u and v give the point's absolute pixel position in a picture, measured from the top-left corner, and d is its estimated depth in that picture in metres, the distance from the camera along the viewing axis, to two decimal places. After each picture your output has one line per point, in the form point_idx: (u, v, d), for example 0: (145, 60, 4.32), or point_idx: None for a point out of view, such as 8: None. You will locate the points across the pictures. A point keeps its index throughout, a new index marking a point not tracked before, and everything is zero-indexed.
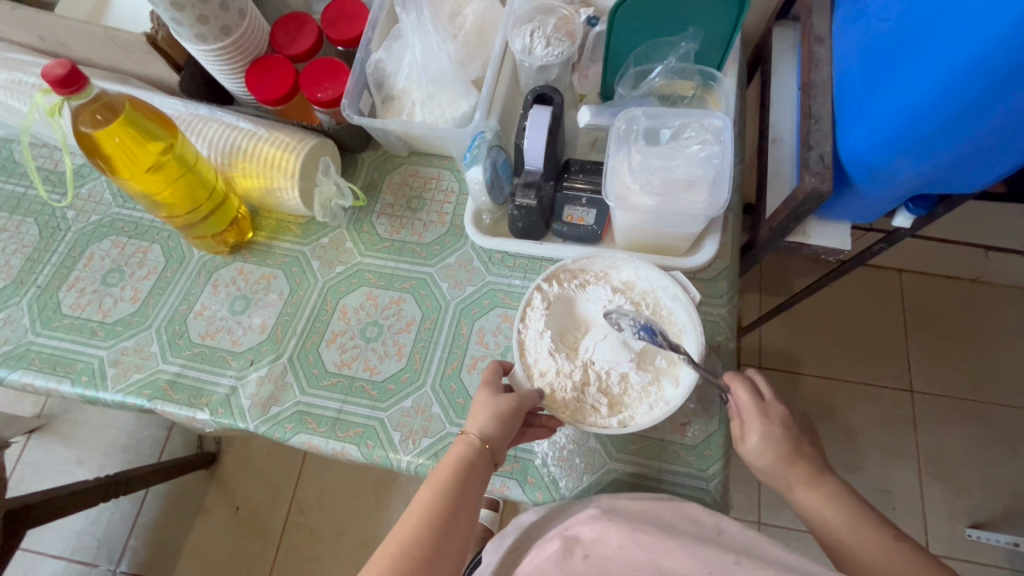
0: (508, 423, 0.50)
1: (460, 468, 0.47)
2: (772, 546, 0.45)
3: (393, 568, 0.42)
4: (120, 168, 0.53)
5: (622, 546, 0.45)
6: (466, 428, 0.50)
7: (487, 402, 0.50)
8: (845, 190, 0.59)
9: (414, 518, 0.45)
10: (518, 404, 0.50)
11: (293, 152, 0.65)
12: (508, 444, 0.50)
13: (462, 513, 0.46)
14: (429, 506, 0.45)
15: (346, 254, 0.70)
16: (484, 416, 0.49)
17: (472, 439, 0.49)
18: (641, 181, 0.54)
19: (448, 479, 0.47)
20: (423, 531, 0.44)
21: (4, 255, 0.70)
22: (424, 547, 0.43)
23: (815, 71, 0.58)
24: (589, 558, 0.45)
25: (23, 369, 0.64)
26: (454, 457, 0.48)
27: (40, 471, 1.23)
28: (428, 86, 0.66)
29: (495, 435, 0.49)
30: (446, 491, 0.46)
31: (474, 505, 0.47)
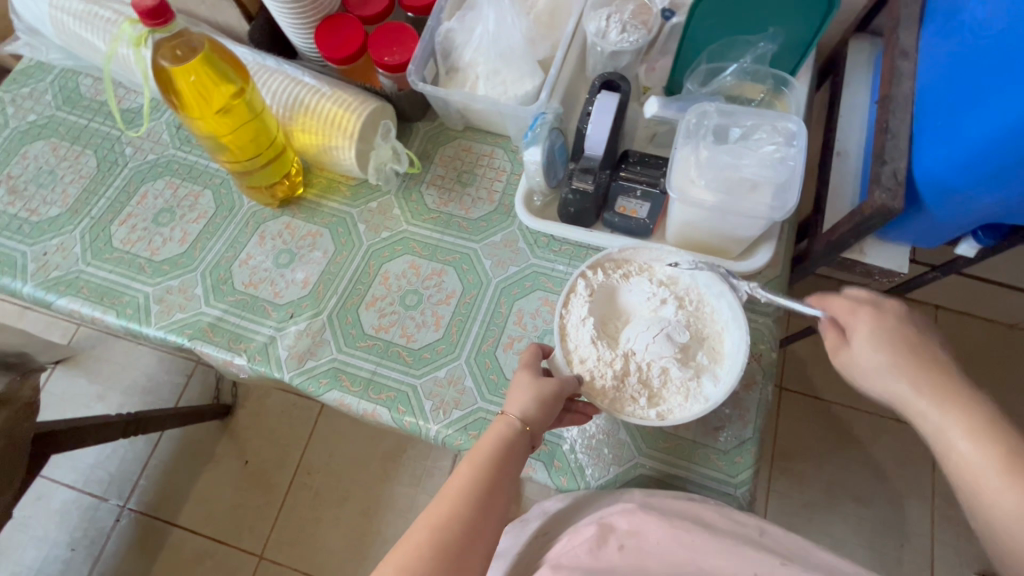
0: (550, 406, 0.49)
1: (501, 447, 0.46)
2: (806, 558, 0.44)
3: (431, 542, 0.41)
4: (191, 107, 0.54)
5: (661, 541, 0.45)
6: (507, 408, 0.49)
7: (529, 384, 0.50)
8: (915, 211, 0.57)
9: (452, 493, 0.44)
10: (561, 388, 0.50)
11: (355, 113, 0.65)
12: (547, 428, 0.49)
13: (501, 492, 0.44)
14: (468, 483, 0.44)
15: (393, 220, 0.70)
16: (526, 397, 0.49)
17: (513, 420, 0.48)
18: (707, 176, 0.53)
19: (488, 456, 0.45)
20: (462, 506, 0.43)
21: (62, 184, 0.72)
22: (463, 524, 0.42)
23: (897, 85, 0.56)
24: (625, 548, 0.45)
25: (71, 296, 0.65)
26: (494, 436, 0.47)
27: (62, 401, 1.26)
28: (494, 60, 0.65)
29: (537, 417, 0.48)
30: (487, 469, 0.45)
31: (512, 486, 0.46)
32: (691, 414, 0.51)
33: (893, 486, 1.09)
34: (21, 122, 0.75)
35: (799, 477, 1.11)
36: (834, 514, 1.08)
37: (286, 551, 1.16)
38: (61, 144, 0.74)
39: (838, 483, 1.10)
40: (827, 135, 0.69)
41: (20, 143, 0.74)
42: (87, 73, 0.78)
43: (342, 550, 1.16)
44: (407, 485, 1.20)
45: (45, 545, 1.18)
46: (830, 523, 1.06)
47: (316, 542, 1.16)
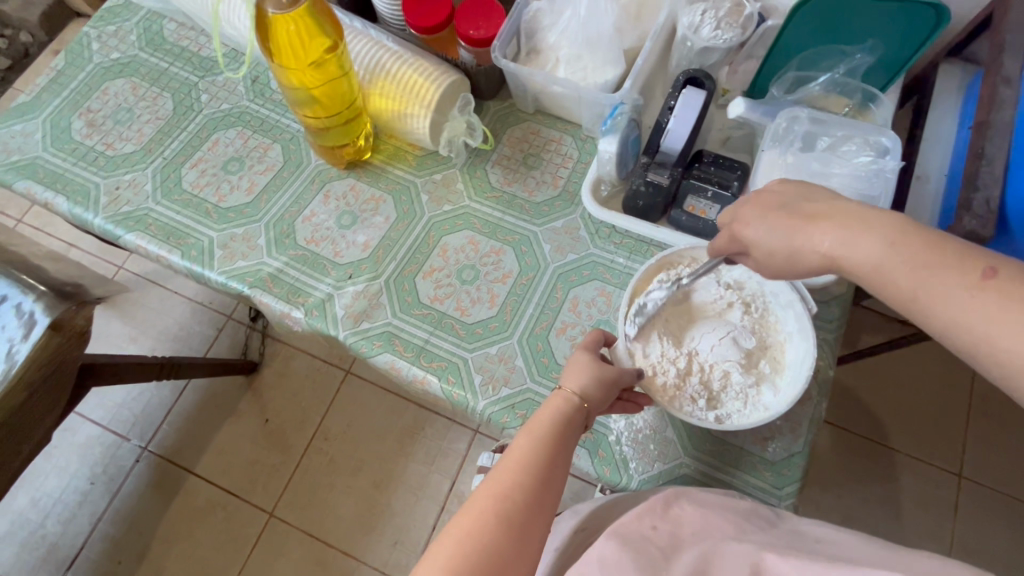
0: (607, 389, 0.49)
1: (561, 422, 0.45)
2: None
3: (496, 511, 0.39)
4: (283, 55, 0.54)
5: (701, 524, 0.45)
6: (564, 383, 0.48)
7: (588, 364, 0.49)
8: (1002, 242, 0.56)
9: (514, 464, 0.42)
10: (619, 375, 0.50)
11: (435, 83, 0.65)
12: (602, 409, 0.49)
13: (560, 467, 0.43)
14: (531, 454, 0.42)
15: (455, 194, 0.70)
16: (586, 375, 0.48)
17: (571, 395, 0.47)
18: (793, 182, 0.52)
19: (548, 428, 0.44)
20: (525, 477, 0.41)
21: (138, 122, 0.73)
22: (526, 494, 0.40)
23: (997, 111, 0.54)
24: (659, 528, 0.45)
25: (139, 232, 0.66)
26: (553, 410, 0.46)
27: (98, 339, 1.29)
28: (579, 46, 0.65)
29: (596, 396, 0.47)
30: (548, 441, 0.43)
31: (570, 462, 0.44)
32: (751, 421, 0.51)
33: (914, 526, 1.07)
34: (104, 58, 0.77)
35: (817, 504, 1.09)
36: None
37: (298, 512, 1.17)
38: (140, 84, 0.76)
39: (857, 515, 1.08)
40: (907, 158, 0.68)
41: (102, 78, 0.76)
42: (172, 18, 0.79)
43: (352, 518, 1.17)
44: (421, 462, 1.20)
45: (67, 475, 1.21)
46: None
47: (327, 507, 1.18)
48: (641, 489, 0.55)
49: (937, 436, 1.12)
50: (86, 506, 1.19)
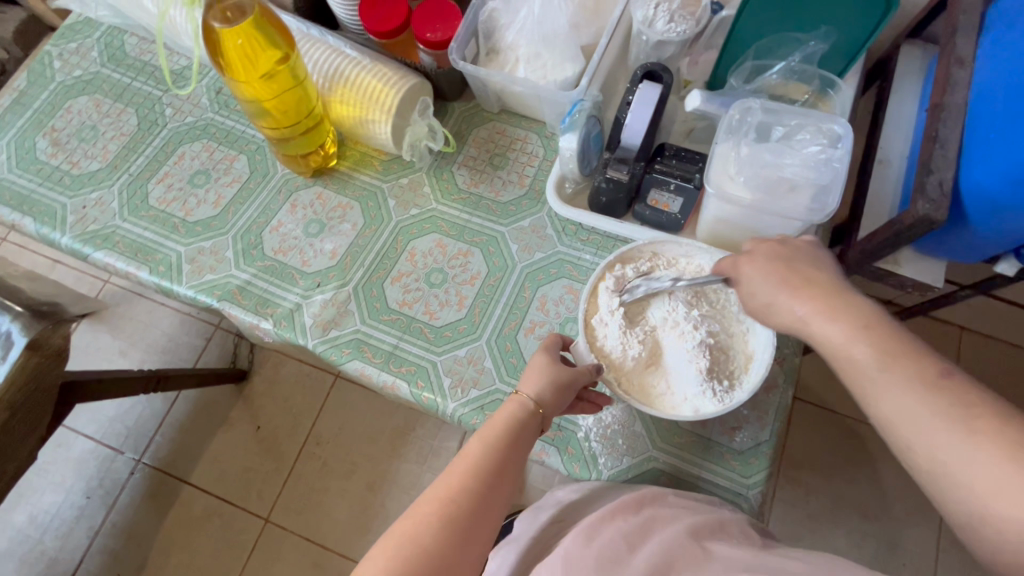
0: (564, 392, 0.50)
1: (512, 427, 0.47)
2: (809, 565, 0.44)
3: (440, 513, 0.41)
4: (236, 69, 0.54)
5: (663, 522, 0.45)
6: (520, 389, 0.50)
7: (545, 367, 0.50)
8: (956, 226, 0.56)
9: (462, 469, 0.44)
10: (576, 377, 0.50)
11: (394, 87, 0.65)
12: (558, 413, 0.50)
13: (510, 471, 0.45)
14: (481, 459, 0.44)
15: (423, 198, 0.70)
16: (541, 380, 0.49)
17: (526, 400, 0.48)
18: (747, 173, 0.52)
19: (500, 434, 0.46)
20: (473, 481, 0.43)
21: (103, 139, 0.73)
22: (472, 499, 0.42)
23: (951, 92, 0.54)
24: (627, 528, 0.46)
25: (107, 250, 0.66)
26: (507, 415, 0.47)
27: (86, 354, 1.30)
28: (537, 44, 0.65)
29: (550, 401, 0.49)
30: (498, 447, 0.45)
31: (521, 466, 0.46)
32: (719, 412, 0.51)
33: (902, 504, 1.07)
34: (67, 76, 0.77)
35: (806, 486, 1.10)
36: (838, 526, 1.06)
37: (292, 517, 1.18)
38: (104, 100, 0.75)
39: (846, 496, 1.08)
40: (869, 141, 0.68)
41: (65, 96, 0.76)
42: (132, 32, 0.79)
43: (346, 521, 1.18)
44: (413, 462, 1.21)
45: (62, 490, 1.22)
46: (834, 536, 1.06)
47: (322, 510, 1.19)
48: (611, 483, 0.55)
49: None
50: (82, 520, 1.20)
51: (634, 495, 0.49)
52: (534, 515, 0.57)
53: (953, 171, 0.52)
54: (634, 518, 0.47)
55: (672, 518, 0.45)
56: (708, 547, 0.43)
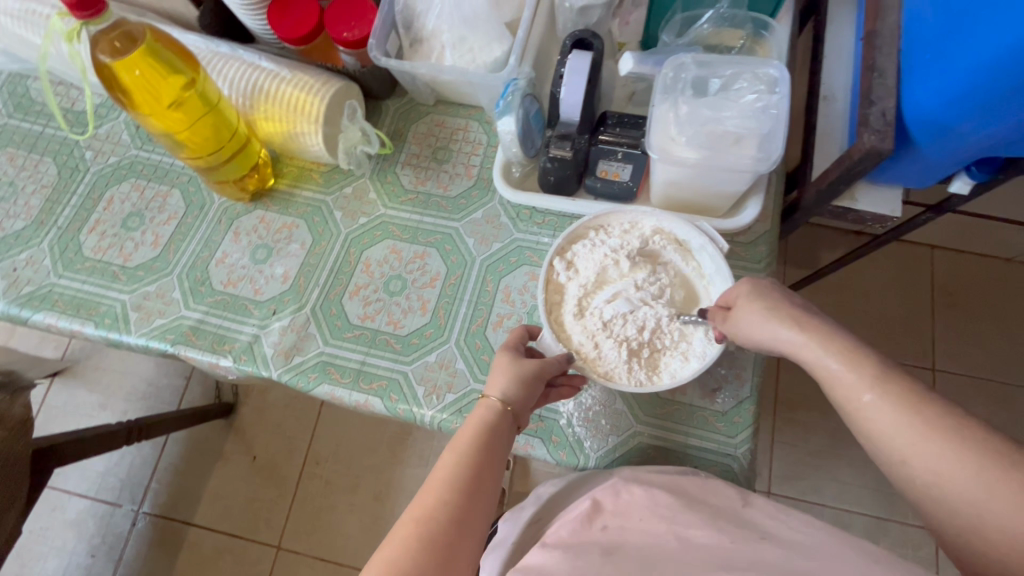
0: (531, 387, 0.49)
1: (484, 433, 0.46)
2: (795, 514, 0.45)
3: (419, 534, 0.40)
4: (141, 102, 0.53)
5: (643, 520, 0.45)
6: (486, 391, 0.49)
7: (508, 365, 0.49)
8: (904, 151, 0.55)
9: (436, 484, 0.43)
10: (542, 368, 0.49)
11: (317, 94, 0.61)
12: (531, 407, 0.49)
13: (489, 479, 0.44)
14: (457, 471, 0.43)
15: (370, 205, 0.68)
16: (505, 378, 0.48)
17: (493, 402, 0.47)
18: (688, 132, 0.51)
19: (472, 440, 0.45)
20: (451, 496, 0.42)
21: (24, 195, 0.69)
22: (451, 516, 0.41)
23: (882, 19, 0.54)
24: (608, 528, 0.46)
25: (46, 310, 0.63)
26: (477, 420, 0.46)
27: (64, 414, 1.26)
28: (460, 28, 0.62)
29: (517, 397, 0.48)
30: (471, 455, 0.44)
31: (498, 470, 0.45)
32: (692, 369, 0.51)
33: None
34: None
35: (805, 426, 1.11)
36: (838, 459, 1.08)
37: (303, 540, 1.17)
38: (18, 153, 0.71)
39: (841, 428, 1.10)
40: (812, 78, 0.67)
41: None
42: (36, 76, 0.74)
43: (357, 535, 1.17)
44: (415, 466, 1.20)
45: (64, 553, 1.19)
46: (836, 469, 1.07)
47: (332, 528, 1.17)
48: (600, 465, 0.55)
49: (905, 337, 1.14)
50: None
51: (607, 489, 0.49)
52: (527, 510, 0.57)
53: (894, 99, 0.51)
54: (612, 516, 0.47)
55: (652, 513, 0.45)
56: (685, 535, 0.43)
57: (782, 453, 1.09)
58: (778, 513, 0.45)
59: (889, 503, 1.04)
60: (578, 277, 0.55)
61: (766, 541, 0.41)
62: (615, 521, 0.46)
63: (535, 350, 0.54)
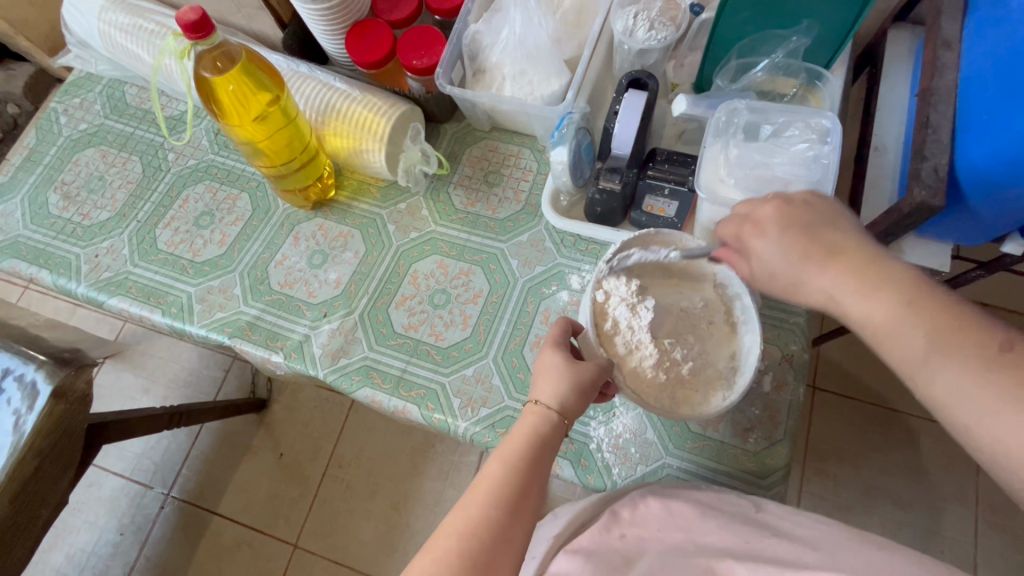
0: (585, 395, 0.50)
1: (537, 438, 0.47)
2: (816, 547, 0.46)
3: (466, 538, 0.42)
4: (230, 115, 0.58)
5: (660, 529, 0.48)
6: (539, 397, 0.49)
7: (567, 372, 0.50)
8: (956, 208, 0.56)
9: (485, 488, 0.44)
10: (597, 378, 0.50)
11: (385, 116, 0.66)
12: (581, 413, 0.50)
13: (535, 489, 0.45)
14: (502, 479, 0.44)
15: (421, 221, 0.71)
16: (563, 387, 0.49)
17: (550, 412, 0.48)
18: (737, 175, 0.52)
19: (522, 449, 0.46)
20: (498, 504, 0.43)
21: (111, 189, 0.76)
22: (497, 521, 0.42)
23: (939, 77, 0.54)
24: (626, 537, 0.49)
25: (121, 296, 0.69)
26: (528, 427, 0.47)
27: (111, 395, 1.33)
28: (522, 61, 0.65)
29: (573, 408, 0.49)
30: (520, 466, 0.45)
31: (543, 484, 0.46)
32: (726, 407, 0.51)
33: (935, 490, 1.04)
34: (73, 131, 0.80)
35: (837, 478, 1.07)
36: (871, 516, 1.03)
37: (319, 541, 1.19)
38: (109, 151, 0.78)
39: (874, 484, 1.05)
40: (862, 130, 0.67)
41: (72, 150, 0.78)
42: (132, 83, 0.81)
43: (373, 542, 1.18)
44: (434, 479, 1.21)
45: (96, 529, 1.24)
46: (867, 526, 1.03)
47: (348, 532, 1.19)
48: None
49: None
50: (117, 557, 1.22)
51: (625, 500, 0.51)
52: (548, 526, 0.58)
53: (948, 156, 0.51)
54: (630, 525, 0.49)
55: (669, 524, 0.48)
56: (700, 542, 0.47)
57: (810, 504, 1.05)
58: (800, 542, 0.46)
59: None
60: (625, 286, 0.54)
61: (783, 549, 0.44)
62: (633, 530, 0.49)
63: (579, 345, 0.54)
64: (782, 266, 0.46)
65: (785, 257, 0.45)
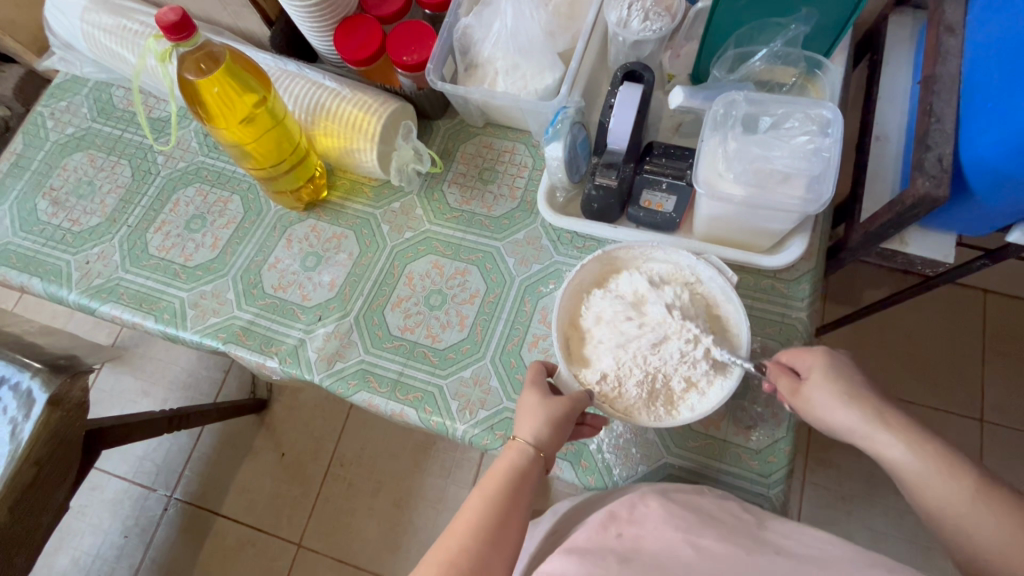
0: (560, 428, 0.49)
1: (513, 474, 0.46)
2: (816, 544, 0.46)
3: None
4: (216, 117, 0.57)
5: (657, 528, 0.46)
6: (518, 434, 0.49)
7: (539, 407, 0.49)
8: (961, 198, 0.54)
9: (461, 528, 0.44)
10: (571, 408, 0.50)
11: (375, 115, 0.65)
12: (560, 448, 0.50)
13: (512, 526, 0.44)
14: (479, 515, 0.44)
15: (416, 220, 0.70)
16: (536, 422, 0.49)
17: (525, 446, 0.48)
18: (736, 169, 0.51)
19: (499, 486, 0.46)
20: (474, 542, 0.42)
21: (100, 193, 0.75)
22: (474, 559, 0.42)
23: (943, 63, 0.52)
24: (623, 536, 0.47)
25: (113, 303, 0.68)
26: (506, 464, 0.47)
27: (111, 398, 1.33)
28: (514, 55, 0.64)
29: (548, 442, 0.48)
30: (497, 501, 0.45)
31: (523, 520, 0.45)
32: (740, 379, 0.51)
33: None
34: (60, 135, 0.78)
35: (840, 468, 1.06)
36: (874, 506, 1.03)
37: (324, 539, 1.19)
38: (97, 154, 0.77)
39: (878, 473, 1.05)
40: (864, 118, 0.66)
41: (60, 154, 0.77)
42: (119, 85, 0.80)
43: (377, 540, 1.18)
44: (437, 476, 1.21)
45: (101, 532, 1.24)
46: (870, 516, 1.02)
47: (351, 531, 1.19)
48: None
49: (951, 382, 1.09)
50: (122, 559, 1.22)
51: (624, 501, 0.50)
52: (544, 524, 0.58)
53: (952, 145, 0.50)
54: (628, 525, 0.48)
55: (667, 522, 0.46)
56: (698, 543, 0.44)
57: (814, 494, 1.05)
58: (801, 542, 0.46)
59: (927, 557, 0.99)
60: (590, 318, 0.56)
61: (781, 549, 0.43)
62: (631, 529, 0.47)
63: (557, 386, 0.54)
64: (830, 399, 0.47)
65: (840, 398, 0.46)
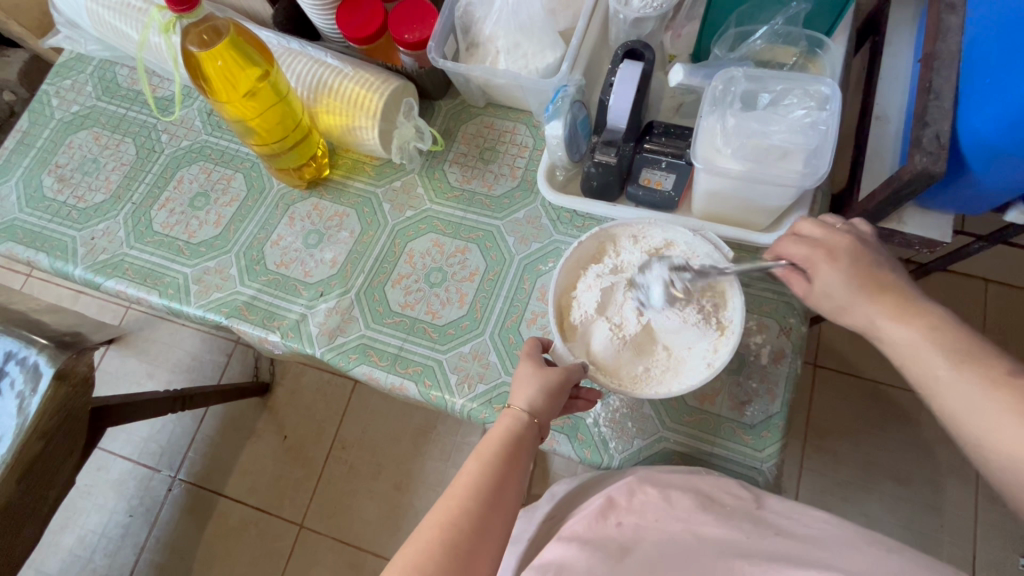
0: (555, 397, 0.50)
1: (510, 441, 0.47)
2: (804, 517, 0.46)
3: (442, 538, 0.42)
4: (219, 90, 0.58)
5: (659, 519, 0.47)
6: (514, 402, 0.50)
7: (534, 375, 0.50)
8: (958, 176, 0.54)
9: (459, 492, 0.45)
10: (565, 378, 0.51)
11: (377, 92, 0.65)
12: (554, 417, 0.51)
13: (509, 490, 0.45)
14: (477, 480, 0.45)
15: (417, 199, 0.71)
16: (532, 391, 0.50)
17: (520, 413, 0.49)
18: (733, 144, 0.51)
19: (496, 452, 0.47)
20: (472, 505, 0.43)
21: (105, 171, 0.75)
22: (472, 521, 0.43)
23: (943, 40, 0.52)
24: (622, 524, 0.48)
25: (117, 278, 0.69)
26: (503, 432, 0.48)
27: (116, 380, 1.34)
28: (515, 33, 0.64)
29: (543, 409, 0.49)
30: (494, 467, 0.46)
31: (518, 484, 0.46)
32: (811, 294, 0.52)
33: (936, 466, 1.04)
34: (65, 113, 0.79)
35: (837, 455, 1.07)
36: (870, 492, 1.04)
37: (325, 521, 1.21)
38: (102, 133, 0.78)
39: (875, 461, 1.05)
40: (865, 99, 0.66)
41: (65, 133, 0.78)
42: (123, 64, 0.81)
43: (377, 521, 1.20)
44: (437, 460, 1.22)
45: (106, 511, 1.26)
46: (866, 502, 1.03)
47: (352, 512, 1.21)
48: (623, 466, 0.56)
49: None
50: (127, 538, 1.24)
51: (623, 486, 0.50)
52: (540, 508, 0.60)
53: (950, 122, 0.50)
54: (627, 512, 0.49)
55: (668, 513, 0.47)
56: (701, 532, 0.46)
57: (811, 481, 1.06)
58: (791, 518, 0.47)
59: (922, 543, 1.00)
60: (579, 297, 0.56)
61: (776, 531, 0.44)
62: (630, 518, 0.48)
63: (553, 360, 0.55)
64: (841, 295, 0.47)
65: (848, 288, 0.47)
